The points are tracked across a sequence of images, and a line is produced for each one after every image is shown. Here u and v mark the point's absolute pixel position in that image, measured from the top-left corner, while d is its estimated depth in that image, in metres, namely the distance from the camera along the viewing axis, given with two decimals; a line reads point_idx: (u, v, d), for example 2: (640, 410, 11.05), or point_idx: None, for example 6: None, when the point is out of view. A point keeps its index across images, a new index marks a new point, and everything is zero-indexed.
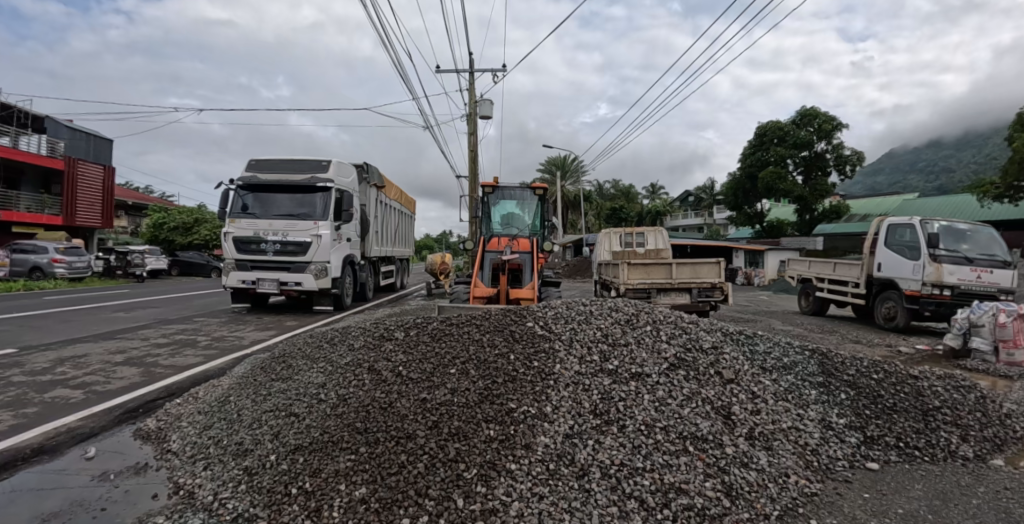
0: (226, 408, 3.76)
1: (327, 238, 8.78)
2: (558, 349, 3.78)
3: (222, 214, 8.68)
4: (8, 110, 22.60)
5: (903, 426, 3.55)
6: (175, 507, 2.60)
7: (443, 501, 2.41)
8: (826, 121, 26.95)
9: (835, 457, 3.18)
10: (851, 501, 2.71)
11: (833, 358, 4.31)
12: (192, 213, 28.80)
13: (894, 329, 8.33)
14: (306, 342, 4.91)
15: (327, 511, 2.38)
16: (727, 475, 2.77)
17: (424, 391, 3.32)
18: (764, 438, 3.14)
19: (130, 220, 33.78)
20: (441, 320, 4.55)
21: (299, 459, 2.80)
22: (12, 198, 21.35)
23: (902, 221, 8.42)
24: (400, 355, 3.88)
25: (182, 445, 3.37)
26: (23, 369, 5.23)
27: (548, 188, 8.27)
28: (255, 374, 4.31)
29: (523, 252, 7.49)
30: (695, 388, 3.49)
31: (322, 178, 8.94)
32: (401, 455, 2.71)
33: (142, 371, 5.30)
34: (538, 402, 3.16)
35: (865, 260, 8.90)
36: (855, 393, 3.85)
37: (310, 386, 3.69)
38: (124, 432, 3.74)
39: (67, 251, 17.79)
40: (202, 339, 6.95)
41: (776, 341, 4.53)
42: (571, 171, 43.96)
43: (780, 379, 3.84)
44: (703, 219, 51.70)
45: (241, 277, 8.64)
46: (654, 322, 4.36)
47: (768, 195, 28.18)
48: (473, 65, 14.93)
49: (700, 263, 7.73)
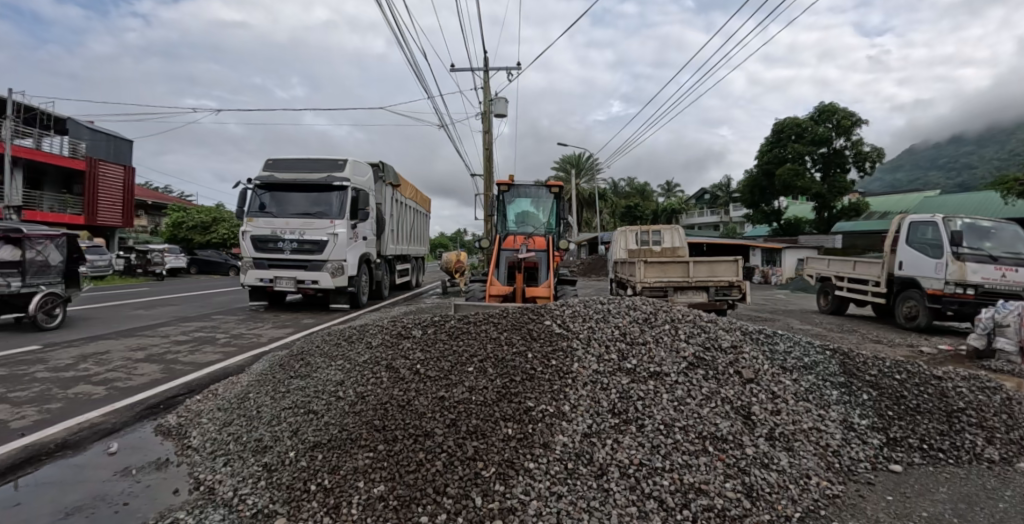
0: (246, 405, 3.81)
1: (343, 237, 8.81)
2: (576, 348, 3.75)
3: (240, 213, 8.78)
4: (30, 111, 22.58)
5: (928, 427, 3.49)
6: (196, 502, 2.64)
7: (462, 499, 2.42)
8: (845, 117, 26.60)
9: (856, 458, 3.13)
10: (874, 503, 2.68)
11: (855, 358, 4.24)
12: (211, 212, 29.32)
13: (915, 329, 8.17)
14: (324, 339, 4.92)
15: (346, 509, 2.40)
16: (748, 475, 2.73)
17: (442, 389, 3.32)
18: (785, 439, 3.11)
19: (151, 219, 34.37)
20: (458, 318, 4.54)
21: (318, 456, 2.83)
22: (36, 198, 21.96)
23: (923, 219, 8.22)
24: (418, 353, 3.88)
25: (203, 442, 3.42)
26: (48, 365, 5.35)
27: (564, 186, 8.23)
28: (274, 371, 4.35)
29: (540, 251, 7.45)
30: (714, 388, 3.46)
31: (339, 177, 9.00)
32: (419, 453, 2.72)
33: (163, 367, 5.39)
34: (556, 400, 3.15)
35: (887, 258, 8.73)
36: (878, 394, 3.78)
37: (329, 384, 3.71)
38: (146, 428, 3.82)
39: (89, 250, 18.09)
40: (221, 336, 7.05)
41: (796, 340, 4.46)
42: (585, 169, 43.96)
43: (801, 379, 3.78)
44: (720, 216, 50.93)
45: (259, 275, 8.72)
46: (673, 320, 4.31)
47: (787, 193, 27.81)
48: (488, 63, 14.91)
49: (718, 262, 7.63)
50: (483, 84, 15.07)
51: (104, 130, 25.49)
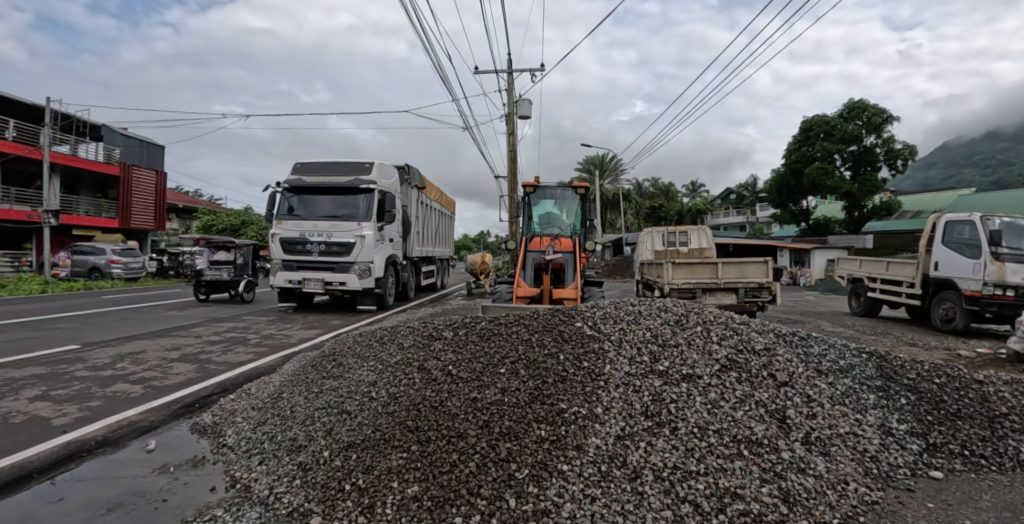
0: (279, 405, 3.88)
1: (370, 239, 8.90)
2: (608, 349, 3.74)
3: (270, 216, 8.96)
4: (68, 120, 23.35)
5: (968, 433, 3.38)
6: (232, 500, 2.70)
7: (495, 501, 2.43)
8: (875, 114, 25.94)
9: (895, 464, 3.05)
10: (914, 510, 2.61)
11: (892, 361, 4.13)
12: (240, 215, 30.04)
13: (952, 331, 7.93)
14: (355, 340, 4.98)
15: (380, 509, 2.42)
16: (785, 480, 2.68)
17: (474, 391, 3.34)
18: (821, 444, 3.05)
19: (182, 223, 35.37)
20: (489, 320, 4.56)
21: (352, 456, 2.87)
22: (73, 203, 22.80)
23: (959, 218, 7.94)
24: (449, 354, 3.91)
25: (238, 440, 3.49)
26: (87, 364, 5.54)
27: (590, 187, 8.19)
28: (307, 371, 4.42)
29: (566, 252, 7.42)
30: (748, 390, 3.40)
31: (365, 179, 9.12)
32: (452, 454, 2.74)
33: (197, 367, 5.52)
34: (589, 402, 3.14)
35: (921, 258, 8.49)
36: (916, 398, 3.68)
37: (361, 385, 3.76)
38: (182, 426, 3.92)
39: (124, 252, 18.65)
40: (252, 337, 7.20)
41: (830, 342, 4.36)
42: (609, 170, 43.77)
43: (836, 383, 3.70)
44: (747, 216, 49.94)
45: (288, 277, 8.88)
46: (705, 322, 4.26)
47: (815, 192, 27.26)
48: (511, 65, 14.93)
49: (748, 263, 7.51)
50: (507, 86, 15.09)
51: (137, 136, 26.30)
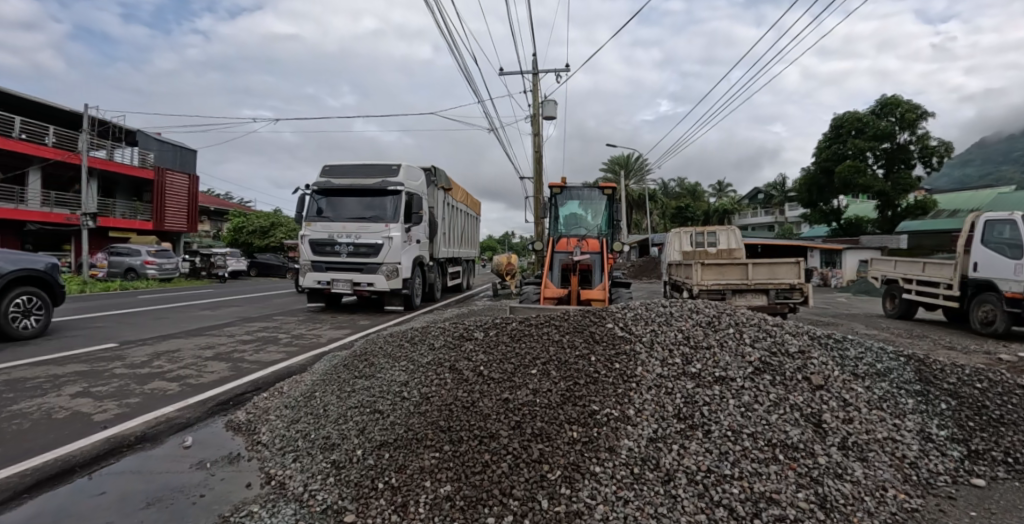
0: (312, 403, 3.96)
1: (397, 240, 9.02)
2: (640, 351, 3.72)
3: (300, 218, 9.14)
4: (104, 125, 24.01)
5: (1013, 440, 3.27)
6: (267, 497, 2.77)
7: (528, 501, 2.44)
8: (910, 110, 25.16)
9: (935, 471, 2.97)
10: (957, 519, 2.54)
11: (931, 364, 4.01)
12: (268, 218, 30.72)
13: (993, 334, 7.66)
14: (385, 340, 5.05)
15: (413, 507, 2.47)
16: (821, 485, 2.64)
17: (506, 391, 3.36)
18: (858, 449, 2.98)
19: (213, 225, 36.35)
20: (520, 320, 4.57)
21: (385, 455, 2.92)
22: (109, 205, 23.64)
23: (1000, 217, 7.65)
24: (480, 355, 3.94)
25: (271, 438, 3.58)
26: (126, 362, 5.74)
27: (617, 188, 8.15)
28: (338, 371, 4.50)
29: (593, 253, 7.40)
30: (783, 394, 3.35)
31: (393, 181, 9.23)
32: (484, 454, 2.77)
33: (230, 366, 5.67)
34: (620, 404, 3.13)
35: (959, 259, 8.22)
36: (957, 404, 3.57)
37: (393, 384, 3.82)
38: (217, 423, 4.03)
39: (157, 253, 19.23)
40: (282, 336, 7.36)
41: (867, 345, 4.25)
42: (634, 170, 43.41)
43: (874, 387, 3.61)
44: (775, 216, 48.90)
45: (317, 277, 9.05)
46: (737, 324, 4.21)
47: (846, 191, 26.60)
48: (535, 65, 14.93)
49: (779, 263, 7.38)
50: (532, 87, 15.09)
51: (171, 141, 27.12)
